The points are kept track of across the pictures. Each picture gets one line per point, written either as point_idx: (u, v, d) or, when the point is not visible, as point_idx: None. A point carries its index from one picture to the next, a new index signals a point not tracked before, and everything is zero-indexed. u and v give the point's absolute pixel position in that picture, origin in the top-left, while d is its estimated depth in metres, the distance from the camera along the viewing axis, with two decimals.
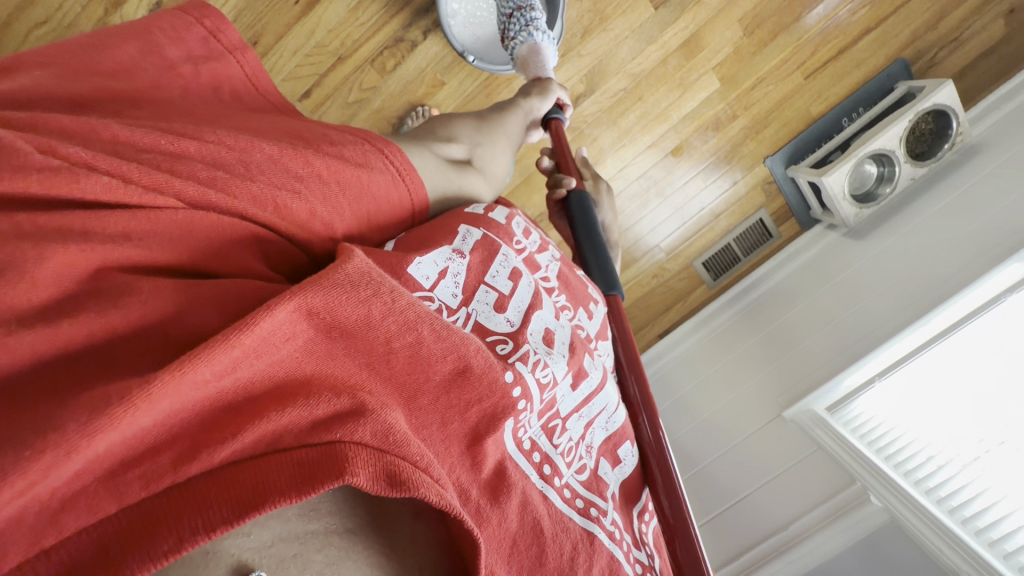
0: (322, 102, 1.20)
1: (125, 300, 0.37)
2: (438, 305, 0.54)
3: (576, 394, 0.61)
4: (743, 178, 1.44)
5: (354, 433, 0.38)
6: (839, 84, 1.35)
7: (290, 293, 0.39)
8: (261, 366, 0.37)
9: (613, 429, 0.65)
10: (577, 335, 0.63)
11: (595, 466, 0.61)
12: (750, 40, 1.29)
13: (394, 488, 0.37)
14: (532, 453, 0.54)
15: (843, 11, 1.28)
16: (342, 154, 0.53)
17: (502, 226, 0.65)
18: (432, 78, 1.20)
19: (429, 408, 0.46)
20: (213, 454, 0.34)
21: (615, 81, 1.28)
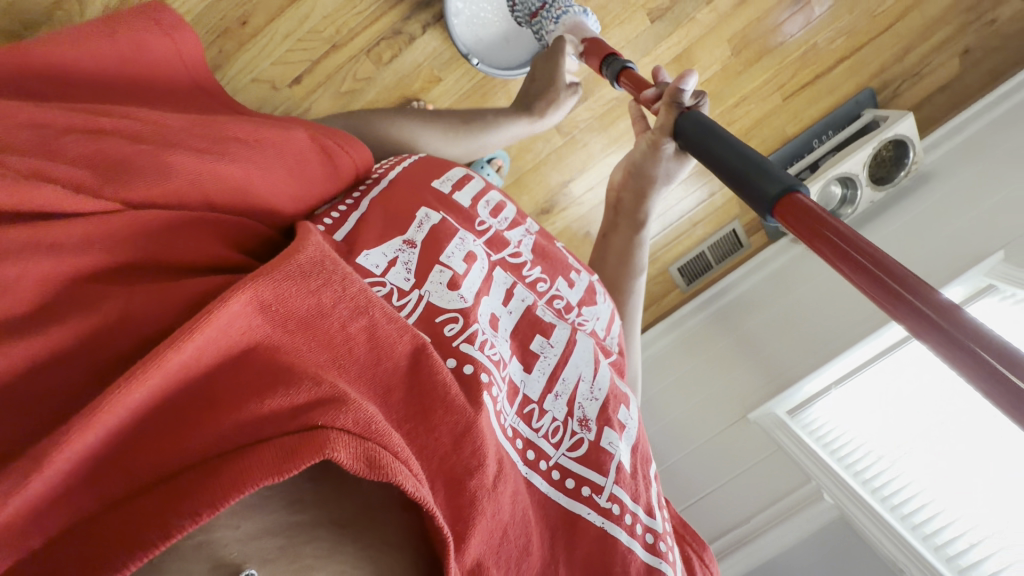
0: (314, 90, 1.16)
1: (115, 296, 0.38)
2: (389, 290, 0.51)
3: (540, 376, 0.55)
4: (720, 190, 1.52)
5: (336, 419, 0.36)
6: (813, 107, 1.44)
7: (242, 284, 0.38)
8: (218, 357, 0.36)
9: (602, 397, 0.57)
10: (532, 312, 0.58)
11: (596, 439, 0.55)
12: (737, 60, 1.34)
13: (371, 472, 0.36)
14: (514, 440, 0.50)
15: (821, 38, 1.36)
16: (264, 125, 0.57)
17: (465, 208, 0.61)
18: (429, 73, 1.19)
19: (412, 402, 0.43)
20: (184, 446, 0.33)
21: (608, 89, 1.31)
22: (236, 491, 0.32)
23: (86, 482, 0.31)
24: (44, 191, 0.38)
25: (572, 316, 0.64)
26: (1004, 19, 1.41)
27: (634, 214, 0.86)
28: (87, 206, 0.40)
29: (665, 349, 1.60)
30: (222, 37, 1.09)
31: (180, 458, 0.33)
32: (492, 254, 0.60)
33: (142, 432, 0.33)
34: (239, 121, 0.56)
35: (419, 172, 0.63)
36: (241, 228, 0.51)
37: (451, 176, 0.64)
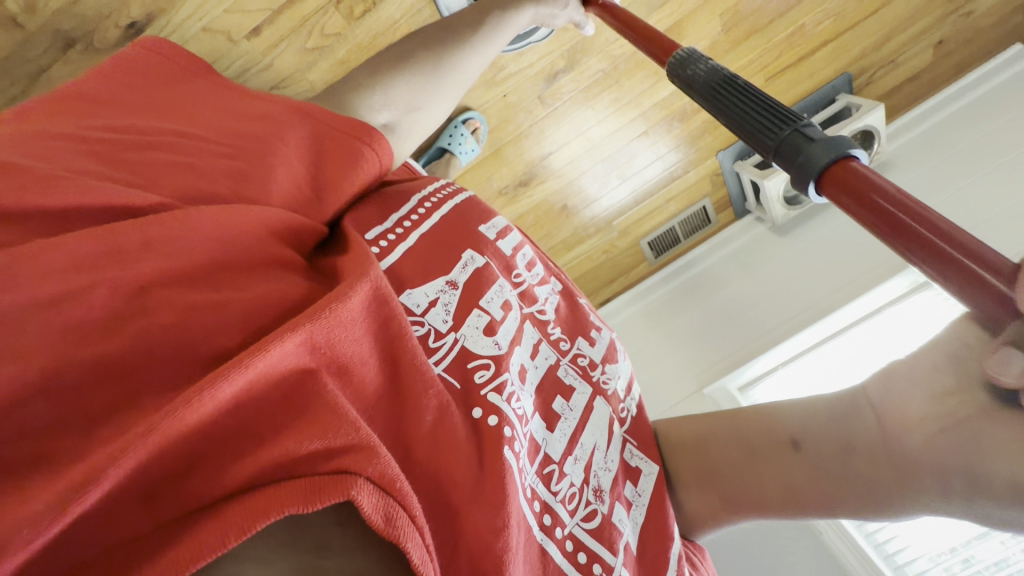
0: (277, 45, 1.04)
1: (178, 313, 0.39)
2: (426, 331, 0.53)
3: (561, 435, 0.56)
4: (694, 169, 1.53)
5: (365, 468, 0.35)
6: (792, 91, 1.45)
7: (303, 318, 0.39)
8: (268, 394, 0.37)
9: (616, 469, 0.58)
10: (554, 371, 0.59)
11: (608, 512, 0.54)
12: (726, 38, 1.31)
13: (383, 526, 0.35)
14: (534, 503, 0.49)
15: (810, 19, 1.34)
16: (282, 123, 0.57)
17: (508, 257, 0.64)
18: (406, 32, 1.09)
19: (432, 447, 0.44)
20: (228, 478, 0.34)
21: (596, 61, 1.26)
22: (268, 513, 0.32)
23: (136, 490, 0.32)
24: (89, 192, 0.44)
25: (597, 374, 0.62)
26: (981, 11, 1.43)
27: (785, 428, 0.58)
28: (127, 201, 0.44)
29: (631, 320, 1.65)
30: None
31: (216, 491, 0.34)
32: (524, 306, 0.61)
33: (192, 457, 0.34)
34: (270, 108, 0.59)
35: (463, 214, 0.64)
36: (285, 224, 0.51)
37: (496, 223, 0.66)
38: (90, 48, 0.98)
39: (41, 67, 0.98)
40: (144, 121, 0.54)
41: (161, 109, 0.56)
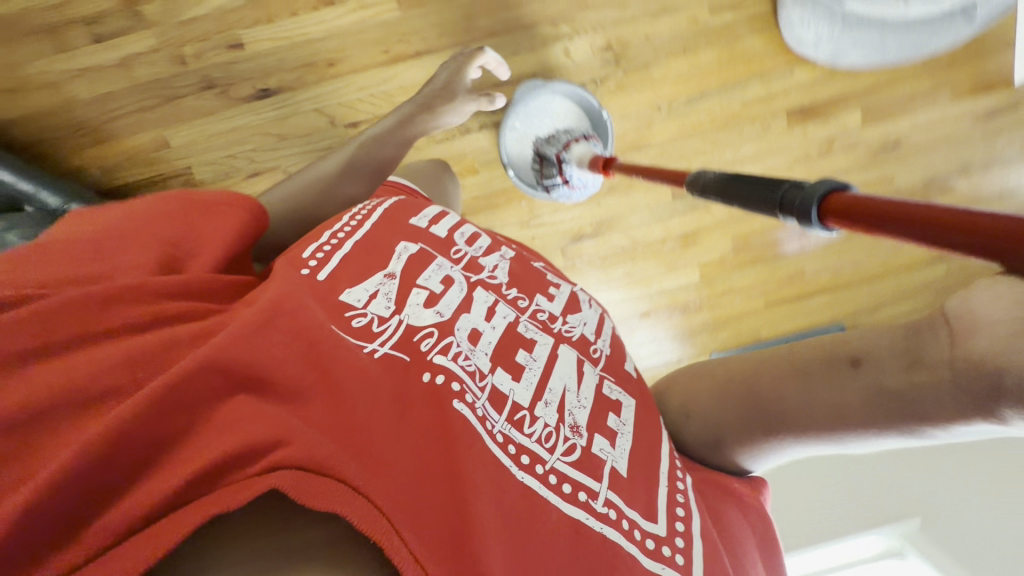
0: (365, 137, 1.27)
1: (53, 377, 0.40)
2: (371, 317, 0.58)
3: (523, 382, 0.59)
4: (686, 360, 1.58)
5: (292, 454, 0.41)
6: (787, 321, 1.57)
7: (214, 345, 0.45)
8: (186, 414, 0.42)
9: (588, 404, 0.61)
10: (514, 329, 0.63)
11: (587, 445, 0.57)
12: (735, 257, 1.48)
13: (320, 500, 0.40)
14: (507, 446, 0.52)
15: (811, 267, 1.51)
16: (156, 208, 0.60)
17: (442, 238, 0.71)
18: (470, 163, 1.32)
19: (377, 429, 0.47)
20: (161, 484, 0.39)
21: (618, 237, 1.43)
22: (205, 511, 0.38)
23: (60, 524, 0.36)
24: None
25: (557, 326, 0.67)
26: None
27: (850, 346, 0.54)
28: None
29: None
30: (307, 68, 1.22)
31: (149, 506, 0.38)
32: (470, 276, 0.67)
33: (128, 479, 0.39)
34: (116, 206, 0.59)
35: (395, 214, 0.73)
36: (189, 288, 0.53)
37: (427, 216, 0.76)
38: (223, 94, 1.22)
39: (179, 94, 1.21)
40: None
41: None
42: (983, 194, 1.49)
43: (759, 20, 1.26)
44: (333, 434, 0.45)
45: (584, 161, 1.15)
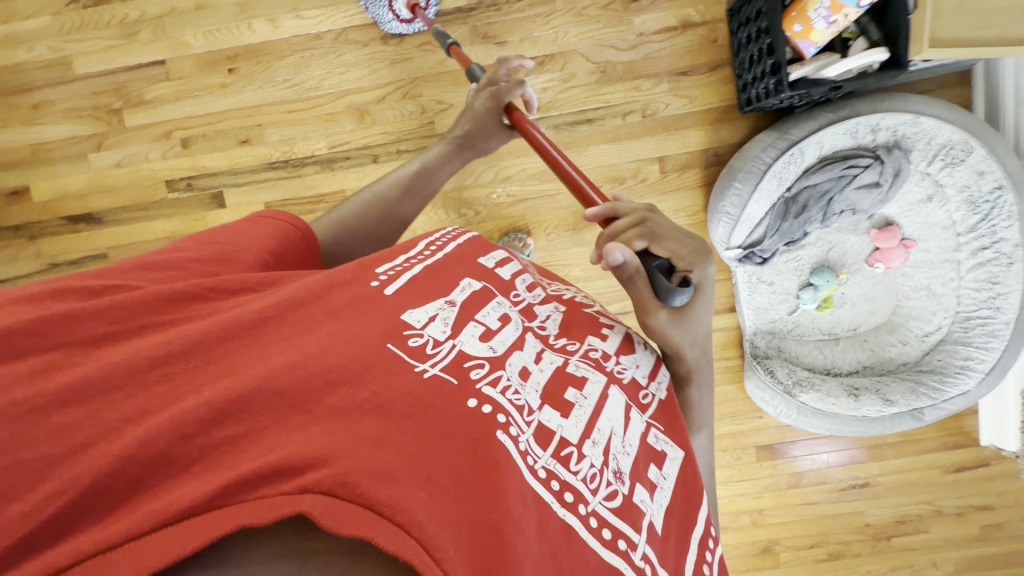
0: None
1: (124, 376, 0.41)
2: (425, 338, 0.52)
3: (570, 420, 0.55)
4: None
5: (308, 482, 0.36)
6: None
7: (267, 366, 0.44)
8: (204, 411, 0.39)
9: (632, 452, 0.58)
10: (563, 370, 0.59)
11: (629, 494, 0.54)
12: None
13: (349, 525, 0.34)
14: (551, 483, 0.49)
15: None
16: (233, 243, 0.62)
17: (505, 281, 0.67)
18: None
19: (430, 450, 0.43)
20: (193, 487, 0.35)
21: None
22: (224, 525, 0.33)
23: (103, 497, 0.35)
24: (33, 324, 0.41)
25: (611, 364, 0.65)
26: None
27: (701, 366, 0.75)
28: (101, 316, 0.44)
29: None
30: None
31: (146, 516, 0.33)
32: (523, 321, 0.63)
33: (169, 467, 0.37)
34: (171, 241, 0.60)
35: (465, 252, 0.68)
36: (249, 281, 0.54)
37: (494, 257, 0.71)
38: None
39: None
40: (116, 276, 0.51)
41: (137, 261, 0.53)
42: (965, 535, 1.50)
43: (729, 371, 1.43)
44: (385, 451, 0.41)
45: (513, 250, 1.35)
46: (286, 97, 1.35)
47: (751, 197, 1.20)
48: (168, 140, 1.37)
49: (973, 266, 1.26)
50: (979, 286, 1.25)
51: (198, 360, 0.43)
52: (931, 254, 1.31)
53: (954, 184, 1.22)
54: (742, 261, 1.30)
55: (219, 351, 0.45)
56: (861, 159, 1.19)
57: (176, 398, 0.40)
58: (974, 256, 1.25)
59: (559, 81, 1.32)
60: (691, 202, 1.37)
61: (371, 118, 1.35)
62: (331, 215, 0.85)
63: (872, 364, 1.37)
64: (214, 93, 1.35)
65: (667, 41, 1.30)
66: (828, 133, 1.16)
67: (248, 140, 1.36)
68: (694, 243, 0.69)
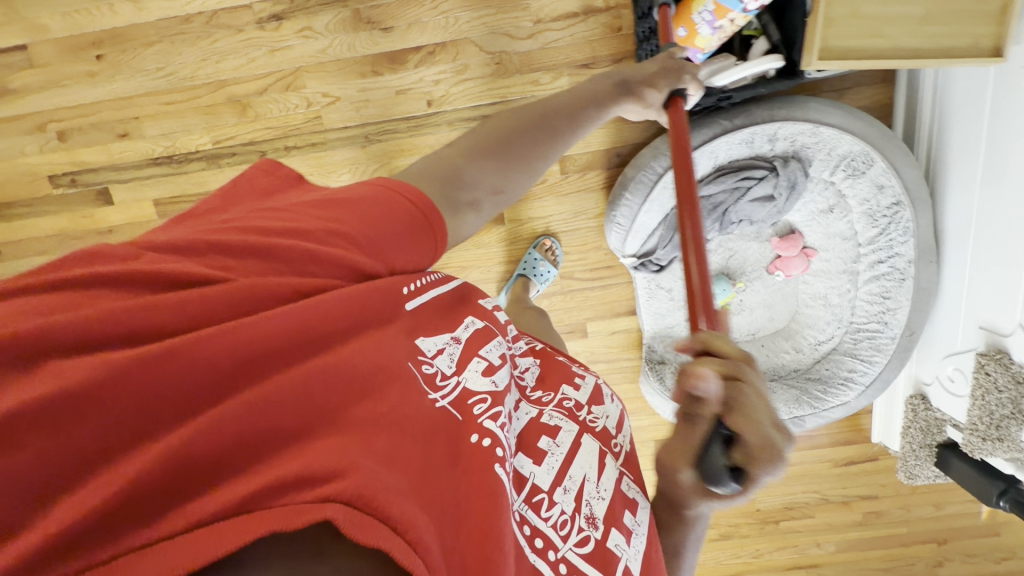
0: None
1: (179, 393, 0.35)
2: (433, 370, 0.49)
3: (549, 468, 0.57)
4: None
5: (326, 493, 0.35)
6: None
7: (303, 369, 0.41)
8: (233, 420, 0.36)
9: (608, 497, 0.59)
10: (537, 421, 0.60)
11: (602, 538, 0.56)
12: None
13: (369, 536, 0.35)
14: (524, 527, 0.51)
15: None
16: (331, 209, 0.50)
17: (501, 321, 0.63)
18: None
19: (438, 477, 0.43)
20: (231, 491, 0.33)
21: None
22: (256, 530, 0.32)
23: (130, 505, 0.31)
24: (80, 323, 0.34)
25: (584, 415, 0.64)
26: None
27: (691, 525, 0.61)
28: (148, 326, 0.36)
29: None
30: None
31: (198, 516, 0.32)
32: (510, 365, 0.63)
33: (198, 471, 0.34)
34: (294, 198, 0.53)
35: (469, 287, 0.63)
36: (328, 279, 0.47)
37: None
38: None
39: None
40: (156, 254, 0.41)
41: (218, 229, 0.45)
42: (846, 521, 1.59)
43: (630, 371, 1.45)
44: (396, 470, 0.40)
45: None
46: (160, 87, 1.26)
47: (641, 209, 1.16)
48: (43, 133, 1.29)
49: (869, 279, 1.23)
50: (872, 300, 1.24)
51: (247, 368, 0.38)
52: (831, 264, 1.28)
53: (855, 195, 1.17)
54: (638, 269, 1.27)
55: (264, 360, 0.39)
56: (756, 171, 1.13)
57: (219, 402, 0.36)
58: (871, 269, 1.22)
59: (451, 74, 1.23)
60: (594, 204, 1.32)
61: (254, 111, 1.27)
62: (482, 128, 0.66)
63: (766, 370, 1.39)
64: (83, 82, 1.25)
65: (567, 29, 1.19)
66: (722, 143, 1.09)
67: (126, 134, 1.29)
68: (780, 441, 0.45)
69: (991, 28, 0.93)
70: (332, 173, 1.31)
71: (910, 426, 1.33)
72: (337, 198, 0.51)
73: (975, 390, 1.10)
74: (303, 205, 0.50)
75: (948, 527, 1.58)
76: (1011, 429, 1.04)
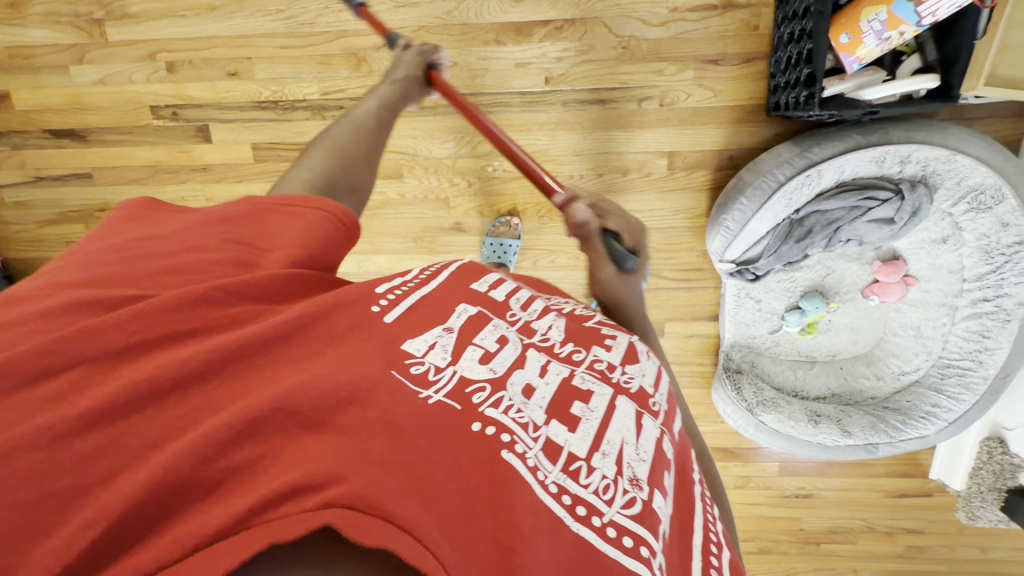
0: None
1: (122, 401, 0.34)
2: (425, 367, 0.43)
3: (578, 430, 0.44)
4: None
5: (311, 509, 0.31)
6: None
7: (277, 388, 0.37)
8: (194, 448, 0.33)
9: (648, 457, 0.46)
10: (569, 383, 0.48)
11: (649, 501, 0.42)
12: None
13: (369, 535, 0.31)
14: (560, 496, 0.39)
15: None
16: (245, 232, 0.51)
17: (501, 303, 0.53)
18: None
19: (440, 474, 0.36)
20: (206, 520, 0.31)
21: None
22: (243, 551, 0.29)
23: (110, 545, 0.30)
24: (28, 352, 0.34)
25: (617, 376, 0.51)
26: None
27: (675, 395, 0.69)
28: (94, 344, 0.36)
29: None
30: None
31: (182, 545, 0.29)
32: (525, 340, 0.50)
33: (162, 498, 0.31)
34: (188, 213, 0.53)
35: (461, 276, 0.55)
36: (262, 287, 0.46)
37: (489, 279, 0.56)
38: None
39: None
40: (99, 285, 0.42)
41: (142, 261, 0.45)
42: (888, 551, 1.60)
43: (699, 376, 1.45)
44: (391, 472, 0.34)
45: (500, 232, 1.35)
46: (278, 30, 1.24)
47: (755, 216, 1.13)
48: (152, 62, 1.28)
49: (969, 315, 1.20)
50: (968, 337, 1.21)
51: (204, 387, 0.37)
52: (929, 296, 1.26)
53: (973, 229, 1.14)
54: (733, 275, 1.25)
55: (228, 372, 0.38)
56: (880, 192, 1.10)
57: (194, 424, 0.35)
58: (973, 306, 1.19)
59: (575, 52, 1.20)
60: (693, 205, 1.30)
61: (368, 66, 1.25)
62: (323, 142, 0.74)
63: (842, 393, 1.38)
64: (201, 16, 1.24)
65: (702, 22, 1.16)
66: (851, 158, 1.06)
67: (236, 74, 1.28)
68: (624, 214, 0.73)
69: None
70: (437, 139, 1.29)
71: (979, 468, 1.33)
72: (249, 218, 0.52)
73: None
74: (219, 231, 0.50)
75: (989, 571, 1.58)
76: None
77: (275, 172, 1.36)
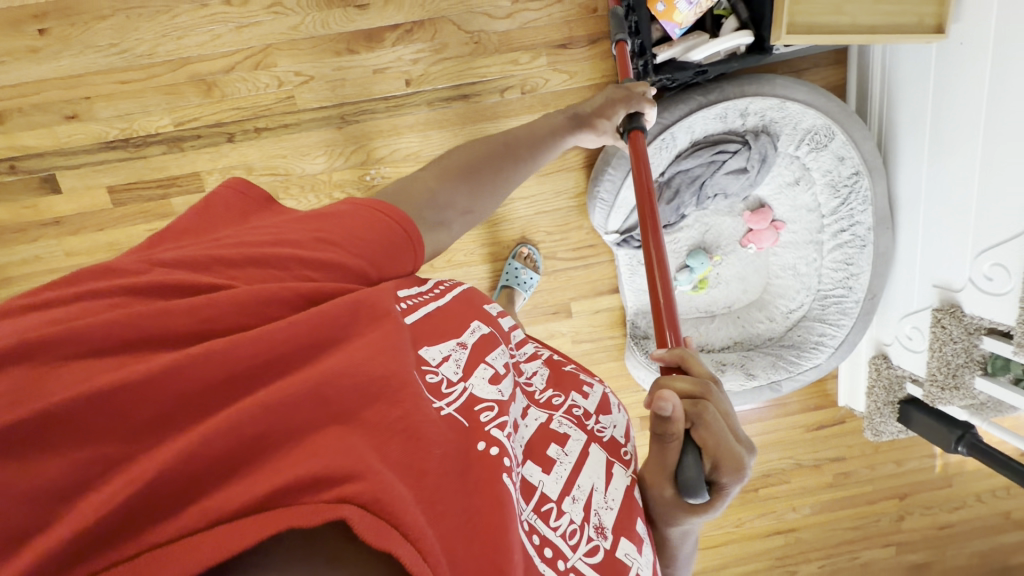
0: None
1: (172, 397, 0.34)
2: (438, 378, 0.46)
3: (555, 476, 0.49)
4: None
5: (340, 502, 0.33)
6: None
7: (321, 368, 0.39)
8: (234, 428, 0.34)
9: (614, 507, 0.51)
10: (546, 427, 0.52)
11: (611, 549, 0.49)
12: None
13: (381, 540, 0.33)
14: (531, 535, 0.44)
15: None
16: (327, 233, 0.50)
17: (502, 327, 0.58)
18: None
19: (444, 480, 0.39)
20: (234, 496, 0.32)
21: None
22: (274, 526, 0.32)
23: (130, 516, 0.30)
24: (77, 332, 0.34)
25: (590, 424, 0.56)
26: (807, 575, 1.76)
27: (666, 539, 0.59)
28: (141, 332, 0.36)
29: None
30: None
31: (215, 514, 0.31)
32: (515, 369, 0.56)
33: (199, 474, 0.33)
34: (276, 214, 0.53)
35: (467, 297, 0.58)
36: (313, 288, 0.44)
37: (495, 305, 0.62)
38: None
39: None
40: (185, 269, 0.42)
41: (227, 247, 0.46)
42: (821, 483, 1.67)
43: (614, 348, 1.48)
44: (404, 478, 0.37)
45: None
46: (115, 65, 1.17)
47: (625, 183, 1.18)
48: None
49: (832, 247, 1.31)
50: (836, 266, 1.31)
51: (250, 371, 0.37)
52: (798, 235, 1.36)
53: (817, 167, 1.24)
54: (621, 245, 1.29)
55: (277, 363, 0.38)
56: (729, 144, 1.19)
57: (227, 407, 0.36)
58: (834, 238, 1.30)
59: (429, 53, 1.22)
60: (574, 184, 1.34)
61: (219, 91, 1.20)
62: (440, 162, 0.66)
63: (743, 339, 1.45)
64: (22, 60, 1.15)
65: (544, 10, 1.21)
66: (697, 118, 1.13)
67: (75, 116, 1.19)
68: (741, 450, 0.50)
69: (931, 7, 1.03)
70: (308, 155, 1.26)
71: (873, 385, 1.42)
72: (333, 222, 0.51)
73: (931, 343, 1.20)
74: (302, 231, 0.49)
75: (909, 483, 1.69)
76: (965, 377, 1.17)
77: (139, 214, 1.27)
